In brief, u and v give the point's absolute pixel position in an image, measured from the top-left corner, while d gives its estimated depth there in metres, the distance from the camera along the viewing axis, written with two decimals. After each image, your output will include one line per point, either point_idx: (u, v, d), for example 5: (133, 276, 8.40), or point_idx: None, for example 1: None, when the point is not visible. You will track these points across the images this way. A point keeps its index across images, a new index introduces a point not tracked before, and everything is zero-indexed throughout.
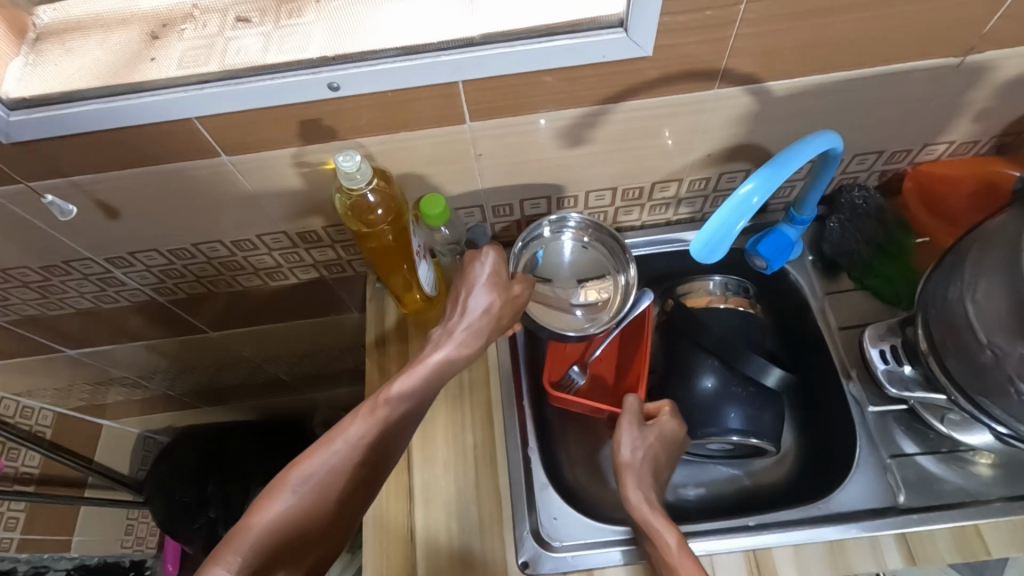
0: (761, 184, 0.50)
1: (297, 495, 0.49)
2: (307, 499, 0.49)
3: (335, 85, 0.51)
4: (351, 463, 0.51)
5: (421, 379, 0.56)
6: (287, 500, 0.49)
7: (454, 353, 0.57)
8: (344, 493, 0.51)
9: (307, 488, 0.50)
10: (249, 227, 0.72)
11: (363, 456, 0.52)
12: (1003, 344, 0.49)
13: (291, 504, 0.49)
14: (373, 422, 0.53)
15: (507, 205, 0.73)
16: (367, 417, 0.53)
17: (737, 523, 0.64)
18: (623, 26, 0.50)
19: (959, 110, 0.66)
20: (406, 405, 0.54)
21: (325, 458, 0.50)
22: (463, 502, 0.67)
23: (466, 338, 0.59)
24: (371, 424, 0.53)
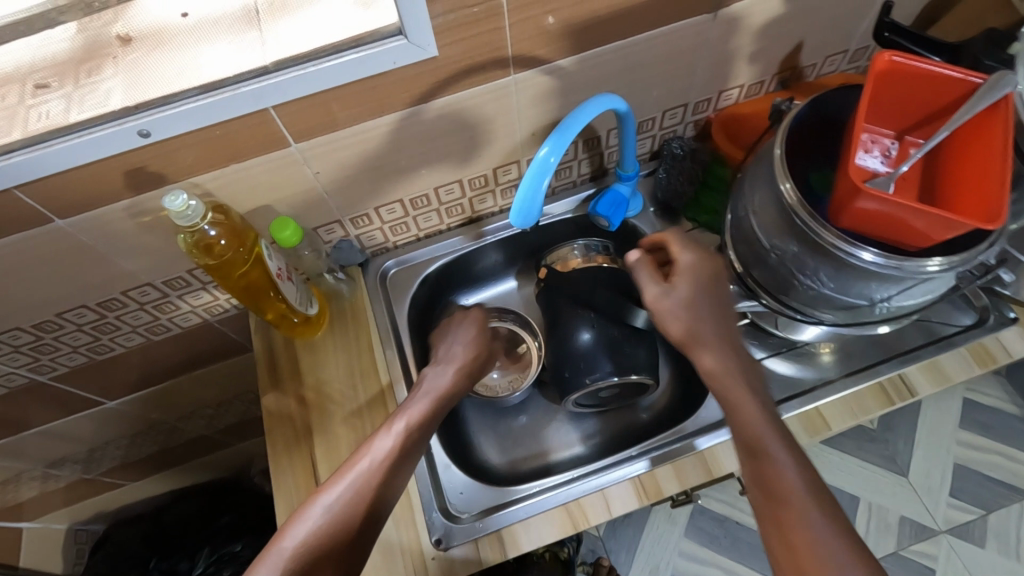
0: (553, 146, 0.57)
1: (329, 509, 0.57)
2: (333, 516, 0.57)
3: (145, 132, 0.54)
4: (373, 481, 0.60)
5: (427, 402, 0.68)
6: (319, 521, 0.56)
7: (451, 375, 0.71)
8: (367, 512, 0.58)
9: (333, 509, 0.57)
10: (110, 286, 0.72)
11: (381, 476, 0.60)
12: (781, 244, 0.58)
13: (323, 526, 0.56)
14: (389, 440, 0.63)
15: (364, 215, 0.77)
16: (386, 435, 0.63)
17: (623, 455, 0.71)
18: (402, 33, 0.55)
19: (734, 57, 0.75)
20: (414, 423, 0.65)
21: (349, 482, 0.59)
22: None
23: (454, 369, 0.72)
24: (383, 445, 0.62)
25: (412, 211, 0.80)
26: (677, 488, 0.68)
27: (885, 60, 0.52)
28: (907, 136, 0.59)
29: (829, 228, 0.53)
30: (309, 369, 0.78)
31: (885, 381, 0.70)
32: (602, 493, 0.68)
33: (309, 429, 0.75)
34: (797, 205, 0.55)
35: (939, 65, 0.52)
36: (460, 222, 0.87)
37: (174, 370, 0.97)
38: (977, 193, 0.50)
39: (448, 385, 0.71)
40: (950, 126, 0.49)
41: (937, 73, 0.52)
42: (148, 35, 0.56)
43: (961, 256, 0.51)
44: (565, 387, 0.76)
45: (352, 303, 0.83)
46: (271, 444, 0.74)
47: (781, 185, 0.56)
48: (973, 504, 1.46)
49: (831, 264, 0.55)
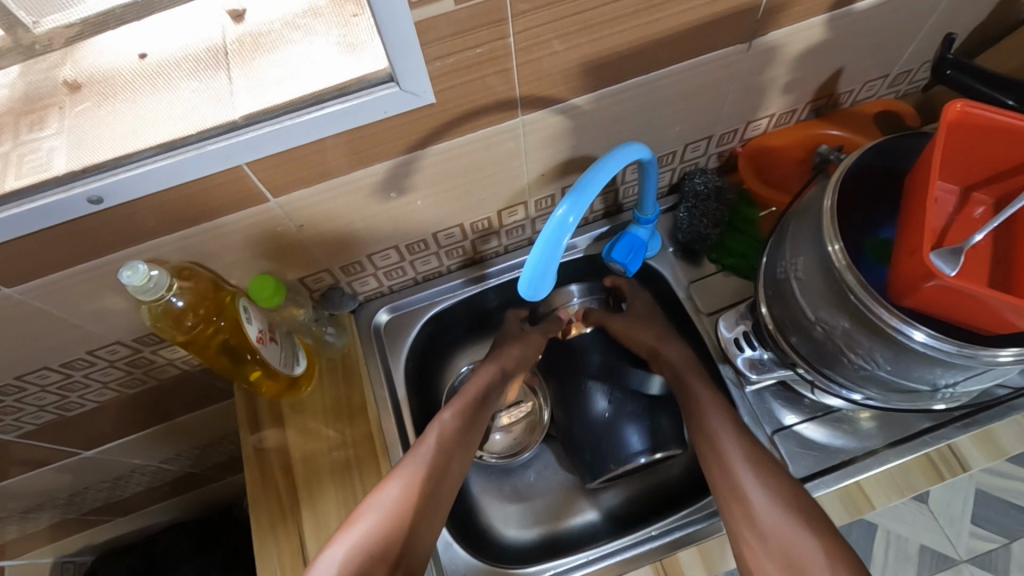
0: (572, 206, 0.50)
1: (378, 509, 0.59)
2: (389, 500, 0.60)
3: (96, 198, 0.47)
4: (425, 468, 0.63)
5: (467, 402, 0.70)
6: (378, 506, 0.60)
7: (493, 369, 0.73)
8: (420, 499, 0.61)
9: (388, 497, 0.60)
10: (75, 347, 0.65)
11: (432, 465, 0.64)
12: (828, 317, 0.51)
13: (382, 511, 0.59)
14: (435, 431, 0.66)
15: (355, 263, 0.70)
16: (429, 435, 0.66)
17: (642, 534, 0.64)
18: (394, 79, 0.48)
19: (765, 87, 0.68)
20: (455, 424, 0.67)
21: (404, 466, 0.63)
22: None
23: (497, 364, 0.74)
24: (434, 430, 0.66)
25: (408, 256, 0.73)
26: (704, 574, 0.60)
27: (958, 109, 0.45)
28: (975, 192, 0.51)
29: (886, 306, 0.46)
30: (296, 432, 0.71)
31: (933, 454, 0.63)
32: None
33: (296, 501, 0.68)
34: (850, 277, 0.47)
35: (1018, 117, 0.45)
36: (461, 263, 0.79)
37: (154, 417, 0.90)
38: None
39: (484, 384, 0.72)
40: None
41: (1014, 125, 0.45)
42: (98, 80, 0.47)
43: None
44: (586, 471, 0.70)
45: (343, 354, 0.75)
46: (255, 519, 0.67)
47: (828, 247, 0.49)
48: (995, 533, 1.41)
49: (888, 346, 0.48)
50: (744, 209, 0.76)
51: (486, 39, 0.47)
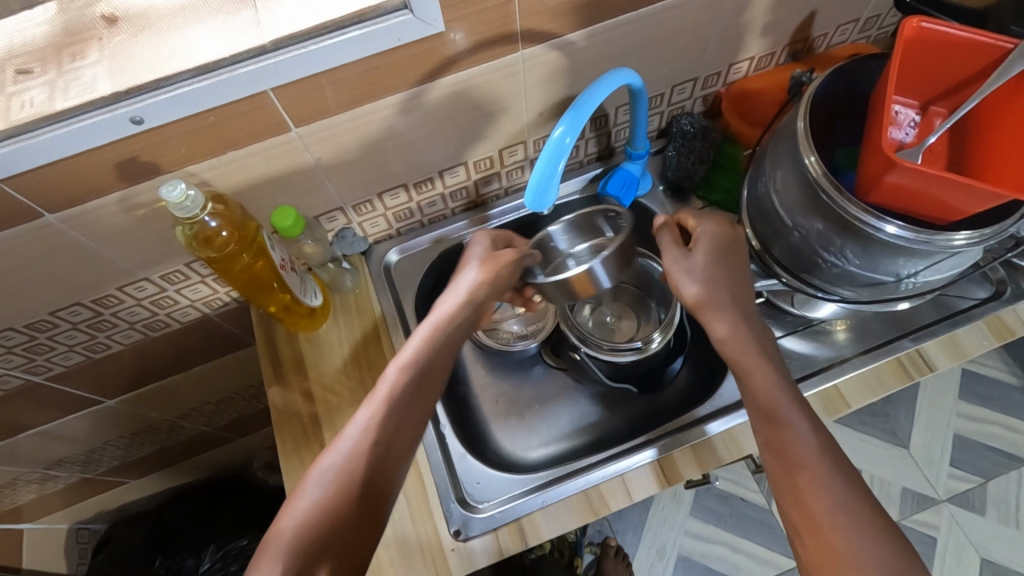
0: (569, 126, 0.55)
1: (322, 486, 0.53)
2: (334, 480, 0.54)
3: (138, 118, 0.51)
4: (360, 455, 0.55)
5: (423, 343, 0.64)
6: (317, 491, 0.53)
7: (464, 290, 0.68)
8: (369, 476, 0.55)
9: (330, 478, 0.54)
10: (106, 282, 0.69)
11: (378, 432, 0.57)
12: (804, 221, 0.57)
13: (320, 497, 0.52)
14: (380, 397, 0.59)
15: (367, 202, 0.75)
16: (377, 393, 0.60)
17: (639, 440, 0.69)
18: (407, 8, 0.52)
19: (746, 28, 0.73)
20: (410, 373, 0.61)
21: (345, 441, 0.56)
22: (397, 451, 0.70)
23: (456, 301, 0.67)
24: (385, 383, 0.61)
25: (416, 195, 0.77)
26: (697, 471, 0.67)
27: (913, 26, 0.50)
28: (932, 106, 0.57)
29: (855, 202, 0.51)
30: (315, 366, 0.76)
31: (904, 358, 0.69)
32: (620, 478, 0.67)
33: (318, 426, 0.73)
34: (824, 182, 0.53)
35: (969, 30, 0.50)
36: (464, 206, 0.84)
37: (174, 366, 0.95)
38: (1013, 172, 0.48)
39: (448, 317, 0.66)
40: (979, 97, 0.48)
41: (967, 38, 0.50)
42: (134, 16, 0.53)
43: (993, 229, 0.50)
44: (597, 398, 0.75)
45: (357, 294, 0.80)
46: (281, 443, 0.72)
47: (803, 159, 0.55)
48: (973, 473, 1.48)
49: (859, 242, 0.54)
50: (726, 151, 0.82)
51: None
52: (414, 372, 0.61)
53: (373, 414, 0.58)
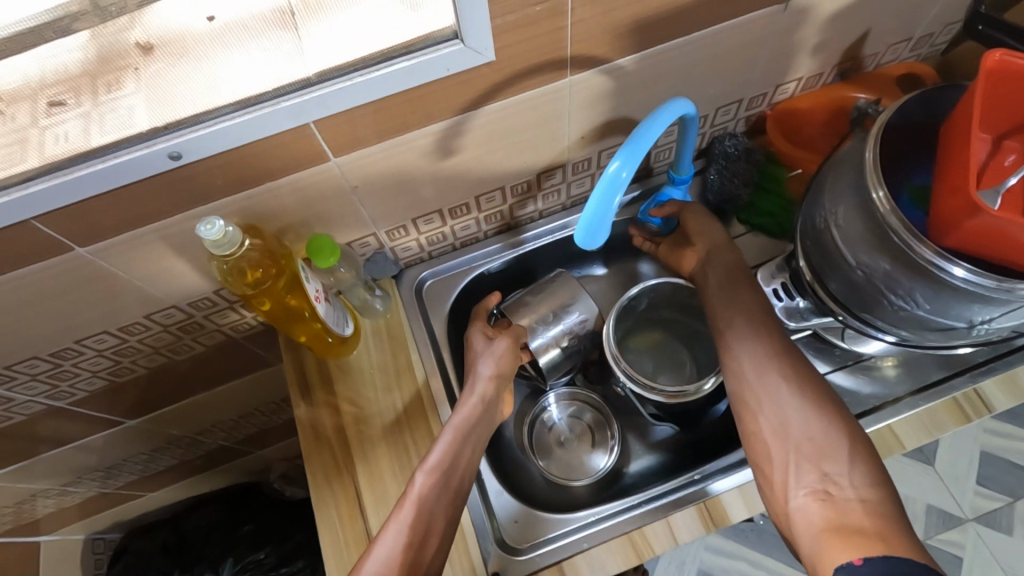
0: (625, 160, 0.52)
1: None
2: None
3: (176, 154, 0.49)
4: (406, 554, 0.55)
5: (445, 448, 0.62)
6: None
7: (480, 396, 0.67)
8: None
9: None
10: (133, 310, 0.67)
11: (413, 537, 0.56)
12: (869, 261, 0.54)
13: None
14: (407, 505, 0.59)
15: (400, 227, 0.72)
16: (407, 496, 0.59)
17: (684, 479, 0.67)
18: (458, 37, 0.49)
19: (798, 48, 0.70)
20: (436, 477, 0.60)
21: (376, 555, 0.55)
22: None
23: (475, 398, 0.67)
24: (410, 500, 0.59)
25: (450, 220, 0.75)
26: (745, 513, 0.64)
27: (994, 59, 0.48)
28: (1006, 141, 0.54)
29: (928, 244, 0.49)
30: (345, 393, 0.74)
31: (960, 398, 0.67)
32: (666, 521, 0.65)
33: (350, 456, 0.71)
34: (892, 219, 0.50)
35: None
36: (499, 228, 0.82)
37: (197, 386, 0.93)
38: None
39: (465, 419, 0.65)
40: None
41: None
42: (170, 42, 0.47)
43: None
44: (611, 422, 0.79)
45: (388, 319, 0.78)
46: (312, 473, 0.70)
47: (871, 194, 0.52)
48: (999, 492, 1.46)
49: (929, 285, 0.51)
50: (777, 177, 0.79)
51: None
52: (446, 472, 0.61)
53: (403, 524, 0.57)
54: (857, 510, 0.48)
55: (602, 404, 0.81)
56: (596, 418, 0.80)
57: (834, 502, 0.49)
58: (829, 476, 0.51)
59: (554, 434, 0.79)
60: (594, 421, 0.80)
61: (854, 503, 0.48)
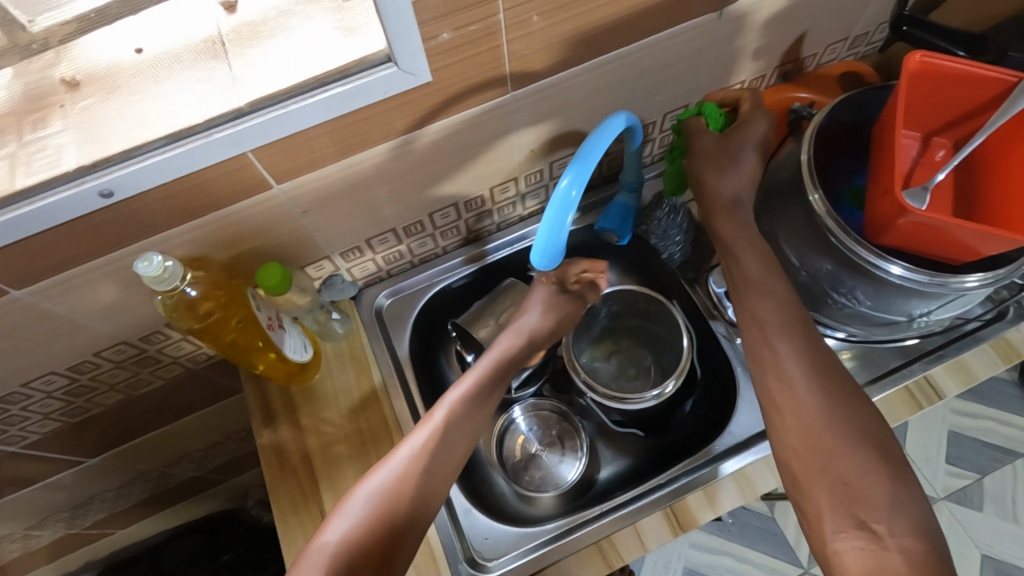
0: (575, 178, 0.53)
1: (369, 505, 0.54)
2: (373, 515, 0.53)
3: (107, 191, 0.48)
4: (418, 474, 0.56)
5: (472, 389, 0.63)
6: (355, 521, 0.53)
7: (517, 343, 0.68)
8: (414, 500, 0.55)
9: (379, 496, 0.54)
10: (82, 348, 0.65)
11: (425, 466, 0.56)
12: (812, 262, 0.56)
13: (363, 526, 0.52)
14: (427, 433, 0.58)
15: (355, 248, 0.72)
16: (427, 424, 0.60)
17: (650, 484, 0.67)
18: (392, 60, 0.49)
19: (738, 53, 0.71)
20: (460, 412, 0.61)
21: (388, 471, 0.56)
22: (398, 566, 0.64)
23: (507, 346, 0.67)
24: (428, 427, 0.59)
25: (405, 238, 0.74)
26: (711, 515, 0.65)
27: (916, 61, 0.49)
28: (935, 137, 0.55)
29: (865, 245, 0.50)
30: (309, 420, 0.73)
31: (912, 386, 0.68)
32: (633, 526, 0.65)
33: (316, 483, 0.70)
34: (830, 222, 0.51)
35: (977, 65, 0.49)
36: (459, 242, 0.81)
37: (160, 418, 0.91)
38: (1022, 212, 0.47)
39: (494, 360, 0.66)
40: (986, 132, 0.48)
41: (973, 73, 0.49)
42: (100, 77, 0.47)
43: (1005, 269, 0.49)
44: (575, 431, 0.80)
45: (349, 341, 0.77)
46: (278, 504, 0.68)
47: (808, 196, 0.53)
48: (969, 470, 1.50)
49: (869, 284, 0.52)
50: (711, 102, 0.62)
51: (479, 17, 0.50)
52: (466, 408, 0.61)
53: (420, 447, 0.58)
54: (899, 561, 0.45)
55: (569, 412, 0.81)
56: (565, 427, 0.80)
57: (878, 551, 0.46)
58: (869, 524, 0.47)
59: (522, 445, 0.79)
60: (562, 428, 0.80)
61: (897, 555, 0.45)
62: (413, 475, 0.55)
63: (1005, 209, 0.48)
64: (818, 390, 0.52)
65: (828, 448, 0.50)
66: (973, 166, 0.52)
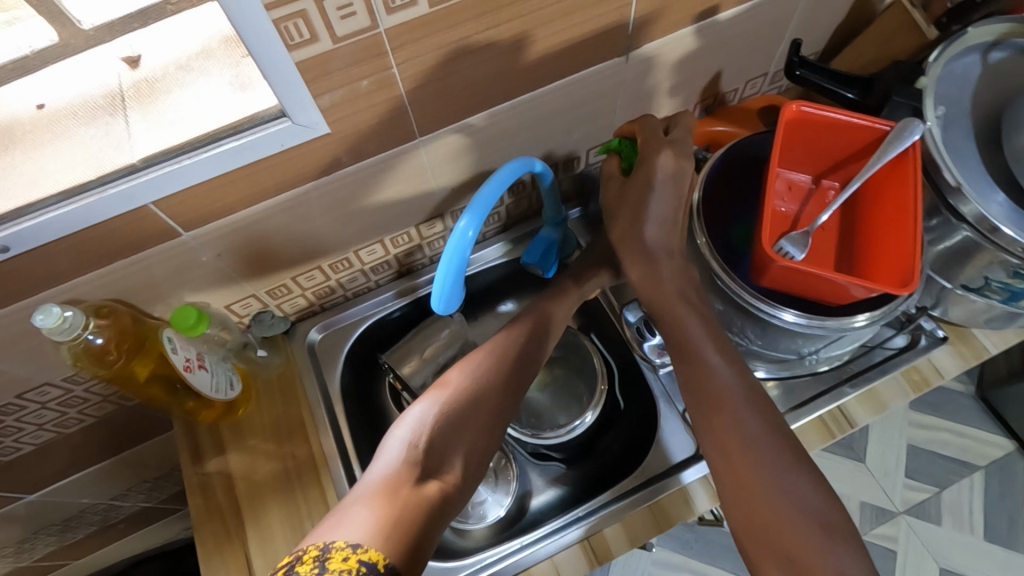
0: (471, 220, 0.55)
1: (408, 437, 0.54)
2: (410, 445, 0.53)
3: (3, 246, 0.49)
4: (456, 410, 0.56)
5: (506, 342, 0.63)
6: (423, 421, 0.55)
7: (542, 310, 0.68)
8: (450, 434, 0.55)
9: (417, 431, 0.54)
10: (3, 391, 0.66)
11: (464, 404, 0.57)
12: (706, 302, 0.57)
13: (430, 429, 0.54)
14: (463, 373, 0.60)
15: (281, 286, 0.73)
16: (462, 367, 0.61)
17: (570, 516, 0.68)
18: (286, 114, 0.51)
19: (653, 92, 0.73)
20: (496, 360, 0.61)
21: (463, 378, 0.59)
22: None
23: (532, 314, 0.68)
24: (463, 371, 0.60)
25: (333, 274, 0.76)
26: (625, 547, 0.66)
27: (793, 110, 0.51)
28: (824, 179, 0.57)
29: (747, 289, 0.52)
30: (236, 457, 0.73)
31: (825, 415, 0.70)
32: (550, 560, 0.66)
33: (241, 521, 0.70)
34: (717, 266, 0.53)
35: (849, 114, 0.51)
36: (391, 276, 0.83)
37: (100, 453, 0.91)
38: (894, 255, 0.49)
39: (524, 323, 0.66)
40: (860, 178, 0.50)
41: (846, 122, 0.51)
42: None
43: (883, 310, 0.50)
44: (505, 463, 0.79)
45: (279, 373, 0.78)
46: (201, 544, 0.69)
47: (697, 240, 0.55)
48: (927, 483, 1.51)
49: (757, 324, 0.54)
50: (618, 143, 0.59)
51: (371, 71, 0.51)
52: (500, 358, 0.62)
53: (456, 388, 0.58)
54: None
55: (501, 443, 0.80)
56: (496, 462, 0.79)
57: None
58: None
59: None
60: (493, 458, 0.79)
61: None
62: (465, 389, 0.58)
63: (877, 254, 0.51)
64: (753, 458, 0.49)
65: (770, 524, 0.47)
66: (858, 208, 0.54)
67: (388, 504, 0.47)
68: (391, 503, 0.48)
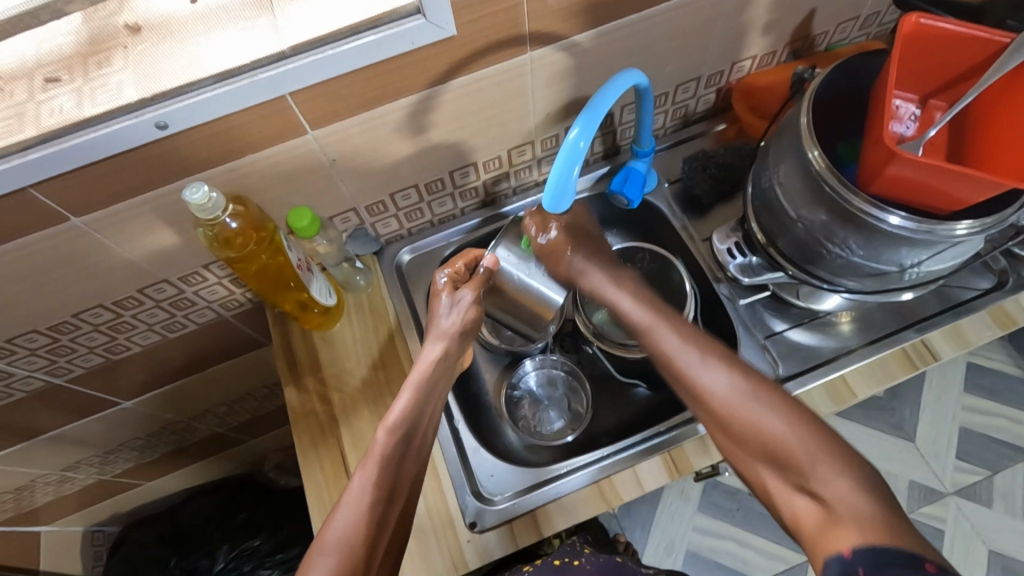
0: (583, 129, 0.56)
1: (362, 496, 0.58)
2: (367, 497, 0.58)
3: (162, 123, 0.53)
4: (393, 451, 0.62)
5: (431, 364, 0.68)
6: (371, 476, 0.60)
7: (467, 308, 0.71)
8: (392, 479, 0.61)
9: (369, 487, 0.59)
10: (127, 284, 0.71)
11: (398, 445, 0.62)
12: (808, 214, 0.59)
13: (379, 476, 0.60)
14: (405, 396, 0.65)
15: (379, 203, 0.77)
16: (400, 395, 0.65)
17: (650, 432, 0.70)
18: (420, 12, 0.54)
19: (748, 26, 0.74)
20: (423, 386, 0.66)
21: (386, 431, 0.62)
22: (423, 547, 0.66)
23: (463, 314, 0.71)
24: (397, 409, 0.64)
25: (426, 195, 0.79)
26: (707, 461, 0.68)
27: (911, 22, 0.52)
28: (932, 100, 0.58)
29: (859, 194, 0.53)
30: (330, 362, 0.78)
31: (908, 348, 0.71)
32: (633, 470, 0.69)
33: (335, 422, 0.74)
34: (827, 174, 0.54)
35: (968, 26, 0.51)
36: (476, 205, 0.86)
37: (189, 366, 0.97)
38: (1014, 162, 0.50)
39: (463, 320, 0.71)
40: (979, 88, 0.50)
41: (964, 35, 0.52)
42: (156, 24, 0.55)
43: (992, 219, 0.51)
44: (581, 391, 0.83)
45: (369, 293, 0.82)
46: (298, 438, 0.73)
47: (808, 153, 0.56)
48: (979, 466, 1.49)
49: (862, 233, 0.55)
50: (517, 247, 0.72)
51: None
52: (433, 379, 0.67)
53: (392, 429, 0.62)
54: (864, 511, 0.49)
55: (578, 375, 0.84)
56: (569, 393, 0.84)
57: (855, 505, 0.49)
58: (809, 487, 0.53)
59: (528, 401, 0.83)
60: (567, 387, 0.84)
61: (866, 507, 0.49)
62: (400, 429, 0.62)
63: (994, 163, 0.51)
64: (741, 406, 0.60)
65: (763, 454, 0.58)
66: (968, 124, 0.55)
67: (372, 504, 0.58)
68: (372, 515, 0.57)
